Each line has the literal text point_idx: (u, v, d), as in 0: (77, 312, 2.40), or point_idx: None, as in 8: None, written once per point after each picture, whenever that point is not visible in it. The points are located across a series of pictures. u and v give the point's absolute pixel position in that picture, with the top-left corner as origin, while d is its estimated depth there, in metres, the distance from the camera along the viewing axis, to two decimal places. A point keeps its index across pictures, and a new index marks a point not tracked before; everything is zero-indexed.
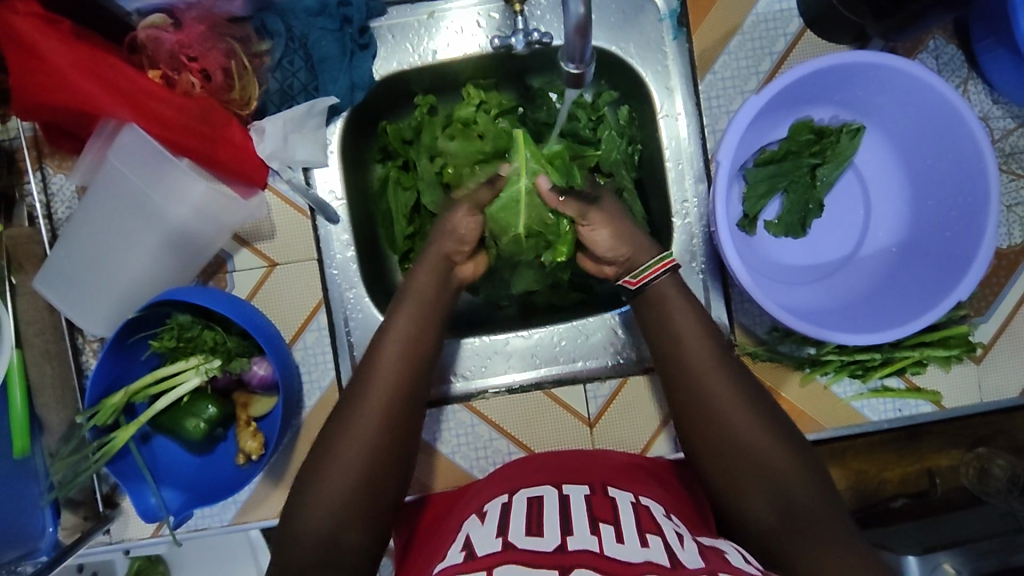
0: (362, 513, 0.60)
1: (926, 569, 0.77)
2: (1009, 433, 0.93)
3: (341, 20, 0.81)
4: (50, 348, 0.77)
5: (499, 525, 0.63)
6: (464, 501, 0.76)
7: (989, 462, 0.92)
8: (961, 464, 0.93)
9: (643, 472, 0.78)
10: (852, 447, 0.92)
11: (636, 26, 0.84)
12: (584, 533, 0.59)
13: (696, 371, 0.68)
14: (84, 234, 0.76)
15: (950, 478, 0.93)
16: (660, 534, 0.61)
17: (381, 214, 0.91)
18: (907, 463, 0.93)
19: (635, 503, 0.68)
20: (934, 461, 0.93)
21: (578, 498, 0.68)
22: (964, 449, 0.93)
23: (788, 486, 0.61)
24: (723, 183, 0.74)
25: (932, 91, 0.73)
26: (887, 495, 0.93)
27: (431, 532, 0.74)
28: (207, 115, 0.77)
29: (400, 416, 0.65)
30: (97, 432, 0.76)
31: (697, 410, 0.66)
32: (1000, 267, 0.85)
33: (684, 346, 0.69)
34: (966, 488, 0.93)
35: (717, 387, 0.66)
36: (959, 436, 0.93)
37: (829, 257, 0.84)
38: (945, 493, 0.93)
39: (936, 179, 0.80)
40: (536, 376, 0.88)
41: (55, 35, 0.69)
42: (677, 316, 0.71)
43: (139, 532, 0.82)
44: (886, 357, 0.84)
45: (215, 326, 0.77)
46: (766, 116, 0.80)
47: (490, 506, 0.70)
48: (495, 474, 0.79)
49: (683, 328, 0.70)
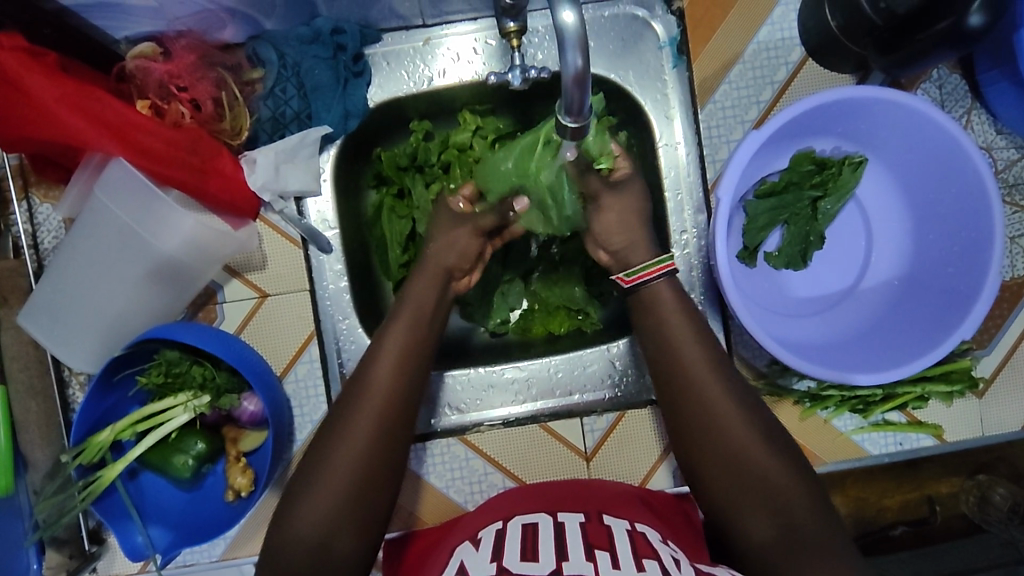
0: (354, 533, 0.59)
1: None
2: (1010, 460, 0.86)
3: (335, 48, 0.79)
4: (35, 383, 0.76)
5: (493, 550, 0.62)
6: (454, 531, 0.75)
7: (989, 488, 0.85)
8: (960, 491, 0.86)
9: (640, 501, 0.76)
10: (851, 476, 0.85)
11: (636, 53, 0.83)
12: (580, 559, 0.58)
13: (694, 388, 0.66)
14: (69, 268, 0.74)
15: (950, 506, 0.87)
16: (656, 559, 0.60)
17: (375, 240, 0.90)
18: (906, 491, 0.86)
19: (631, 530, 0.67)
20: (934, 487, 0.87)
21: (573, 525, 0.66)
22: (964, 476, 0.87)
23: (788, 508, 0.60)
24: (723, 217, 0.73)
25: (936, 126, 0.71)
26: (886, 523, 0.87)
27: (423, 562, 0.72)
28: (197, 146, 0.75)
29: (377, 449, 0.62)
30: (83, 471, 0.74)
31: (695, 422, 0.65)
32: (1003, 299, 0.84)
33: (685, 367, 0.67)
34: (966, 516, 0.87)
35: (729, 413, 0.64)
36: (960, 463, 0.86)
37: (830, 288, 0.83)
38: (945, 521, 0.87)
39: (940, 213, 0.78)
40: (532, 409, 0.86)
41: (39, 69, 0.66)
42: (688, 350, 0.68)
43: (127, 566, 0.80)
44: (888, 393, 0.82)
45: (204, 362, 0.75)
46: (767, 147, 0.78)
47: (485, 532, 0.69)
48: (483, 505, 0.77)
49: (680, 343, 0.69)
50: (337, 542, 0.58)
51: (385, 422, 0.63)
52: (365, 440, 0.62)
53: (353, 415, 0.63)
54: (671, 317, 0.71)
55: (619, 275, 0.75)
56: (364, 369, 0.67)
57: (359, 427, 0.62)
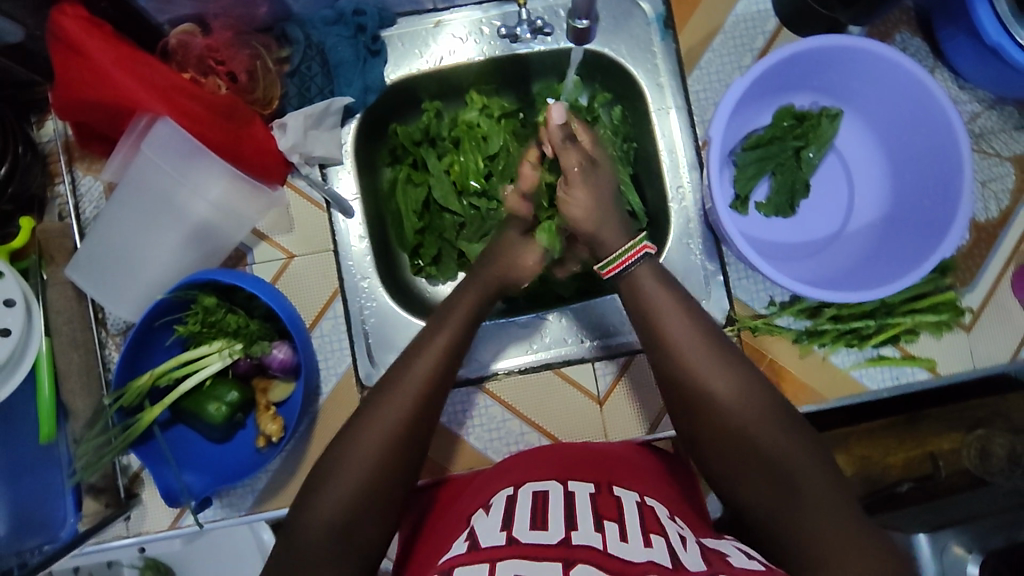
0: (376, 520, 0.59)
1: (936, 549, 0.80)
2: (1005, 415, 0.98)
3: (356, 28, 0.87)
4: (77, 337, 0.81)
5: (503, 516, 0.59)
6: (470, 490, 0.74)
7: (988, 442, 0.97)
8: (962, 446, 0.98)
9: (651, 474, 0.75)
10: (855, 435, 0.99)
11: (626, 29, 0.91)
12: (589, 528, 0.56)
13: (689, 365, 0.63)
14: (111, 226, 0.80)
15: (953, 461, 0.98)
16: (664, 535, 0.58)
17: (391, 215, 0.97)
18: (908, 448, 0.99)
19: (641, 503, 0.64)
20: (935, 445, 0.99)
21: (583, 495, 0.64)
22: (964, 432, 0.99)
23: (799, 476, 0.57)
24: (716, 158, 0.79)
25: (902, 69, 0.79)
26: (892, 481, 0.98)
27: (434, 526, 0.71)
28: (233, 112, 0.82)
29: (403, 426, 0.62)
30: (123, 415, 0.78)
31: (692, 395, 0.62)
32: (980, 239, 0.90)
33: (675, 348, 0.64)
34: (968, 471, 0.97)
35: (720, 385, 0.61)
36: (958, 419, 1.00)
37: (819, 233, 0.89)
38: (949, 476, 0.97)
39: (917, 154, 0.84)
40: (546, 356, 0.90)
41: (99, 35, 0.74)
42: (667, 316, 0.66)
43: (157, 525, 0.84)
44: (880, 325, 0.87)
45: (238, 311, 0.79)
46: (750, 102, 0.86)
47: (495, 499, 0.66)
48: (497, 466, 0.76)
49: (665, 319, 0.66)
50: (357, 530, 0.59)
51: (403, 426, 0.62)
52: (378, 438, 0.61)
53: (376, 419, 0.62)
54: (655, 296, 0.67)
55: (598, 269, 0.71)
56: (402, 364, 0.66)
57: (373, 420, 0.62)
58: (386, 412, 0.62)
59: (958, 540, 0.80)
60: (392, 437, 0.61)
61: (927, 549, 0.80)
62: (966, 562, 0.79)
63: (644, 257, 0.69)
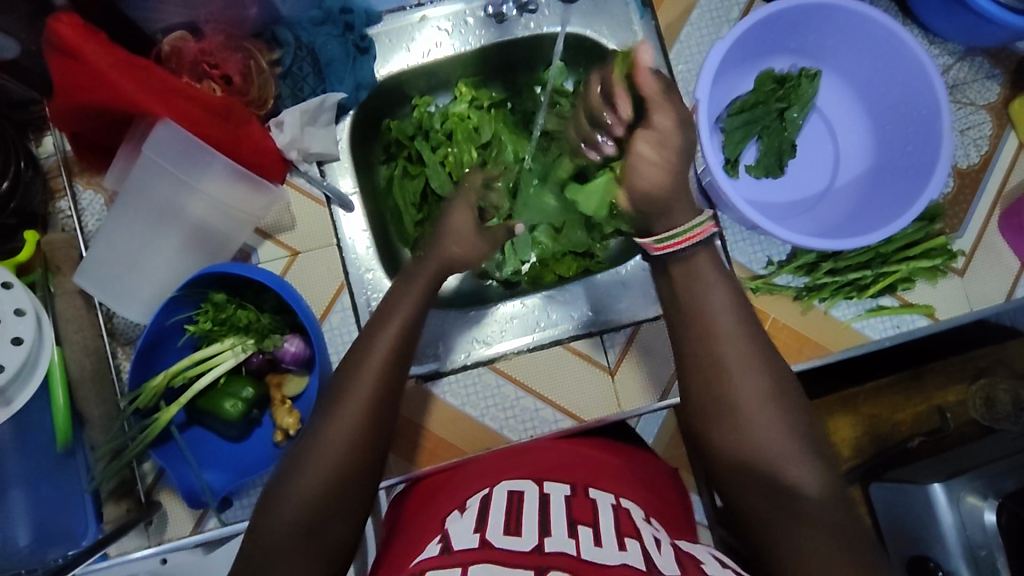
0: (342, 525, 0.59)
1: (951, 498, 0.82)
2: (1006, 362, 1.00)
3: (344, 26, 0.89)
4: (89, 344, 0.80)
5: (478, 517, 0.60)
6: (447, 487, 0.75)
7: (993, 389, 0.98)
8: (967, 398, 0.99)
9: (627, 472, 0.75)
10: (861, 395, 1.00)
11: (606, 9, 0.94)
12: (561, 535, 0.56)
13: (722, 361, 0.59)
14: (118, 231, 0.82)
15: (960, 413, 0.99)
16: (638, 538, 0.58)
17: (390, 211, 0.97)
18: (916, 403, 1.00)
19: (615, 505, 0.65)
20: (941, 399, 1.00)
21: (558, 497, 0.64)
22: (967, 383, 1.00)
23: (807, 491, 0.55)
24: (705, 119, 0.80)
25: (874, 23, 0.82)
26: (903, 437, 0.99)
27: (409, 522, 0.72)
28: (231, 113, 0.82)
29: (367, 432, 0.61)
30: (141, 416, 0.80)
31: (715, 395, 0.59)
32: (964, 186, 0.93)
33: (711, 344, 0.60)
34: (976, 420, 0.99)
35: (746, 388, 0.58)
36: (961, 371, 1.01)
37: (809, 191, 0.92)
38: (958, 428, 0.99)
39: (896, 105, 0.87)
40: (555, 332, 0.91)
41: (95, 40, 0.75)
42: (715, 302, 0.61)
43: (178, 531, 0.82)
44: (878, 273, 0.89)
45: (248, 306, 0.80)
46: (732, 69, 0.89)
47: (472, 500, 0.67)
48: (476, 468, 0.77)
49: (708, 305, 0.61)
50: (323, 531, 0.58)
51: (368, 424, 0.61)
52: (344, 437, 0.60)
53: (341, 423, 0.60)
54: (707, 282, 0.62)
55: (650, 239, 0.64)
56: (358, 355, 0.64)
57: (337, 424, 0.60)
58: (354, 414, 0.61)
59: (971, 488, 0.82)
60: (359, 439, 0.60)
61: (943, 500, 0.82)
62: (979, 508, 0.81)
63: (706, 239, 0.62)
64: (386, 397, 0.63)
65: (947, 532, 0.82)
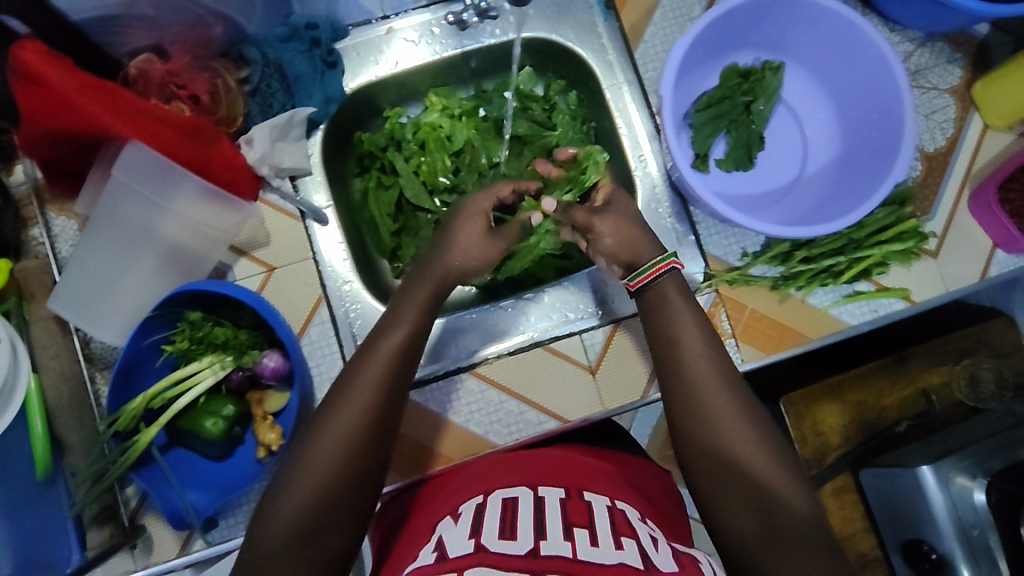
0: (337, 533, 0.57)
1: (941, 480, 0.82)
2: (987, 342, 0.99)
3: (310, 42, 0.90)
4: (66, 369, 0.80)
5: (472, 525, 0.60)
6: (442, 494, 0.76)
7: (976, 368, 0.97)
8: (951, 378, 0.98)
9: (618, 477, 0.76)
10: (847, 381, 0.96)
11: (570, 13, 0.95)
12: (558, 539, 0.56)
13: (693, 380, 0.65)
14: (90, 256, 0.82)
15: (945, 395, 0.98)
16: (634, 536, 0.59)
17: (365, 222, 0.98)
18: (900, 387, 0.98)
19: (610, 506, 0.65)
20: (926, 381, 0.98)
21: (553, 500, 0.65)
22: (950, 364, 0.99)
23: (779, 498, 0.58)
24: (671, 117, 0.81)
25: (833, 15, 0.84)
26: (890, 422, 0.96)
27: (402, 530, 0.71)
28: (200, 132, 0.83)
29: (363, 438, 0.60)
30: (120, 439, 0.80)
31: (691, 406, 0.64)
32: (932, 168, 0.94)
33: (682, 363, 0.66)
34: (961, 402, 0.97)
35: (719, 402, 0.63)
36: (944, 353, 0.99)
37: (779, 182, 0.93)
38: (944, 410, 0.97)
39: (859, 92, 0.88)
40: (535, 335, 0.92)
41: (59, 65, 0.74)
42: (683, 325, 0.68)
43: (163, 555, 0.81)
44: (852, 259, 0.90)
45: (225, 323, 0.80)
46: (696, 66, 0.90)
47: (464, 508, 0.66)
48: (471, 473, 0.77)
49: (680, 330, 0.68)
50: (316, 538, 0.56)
51: (362, 439, 0.60)
52: (335, 455, 0.58)
53: (335, 436, 0.59)
54: (677, 308, 0.70)
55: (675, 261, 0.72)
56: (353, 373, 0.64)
57: (328, 439, 0.59)
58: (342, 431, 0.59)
59: (960, 469, 0.83)
60: (349, 453, 0.59)
61: (933, 483, 0.82)
62: (968, 487, 0.82)
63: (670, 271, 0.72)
64: (383, 408, 0.61)
65: (938, 514, 0.83)
